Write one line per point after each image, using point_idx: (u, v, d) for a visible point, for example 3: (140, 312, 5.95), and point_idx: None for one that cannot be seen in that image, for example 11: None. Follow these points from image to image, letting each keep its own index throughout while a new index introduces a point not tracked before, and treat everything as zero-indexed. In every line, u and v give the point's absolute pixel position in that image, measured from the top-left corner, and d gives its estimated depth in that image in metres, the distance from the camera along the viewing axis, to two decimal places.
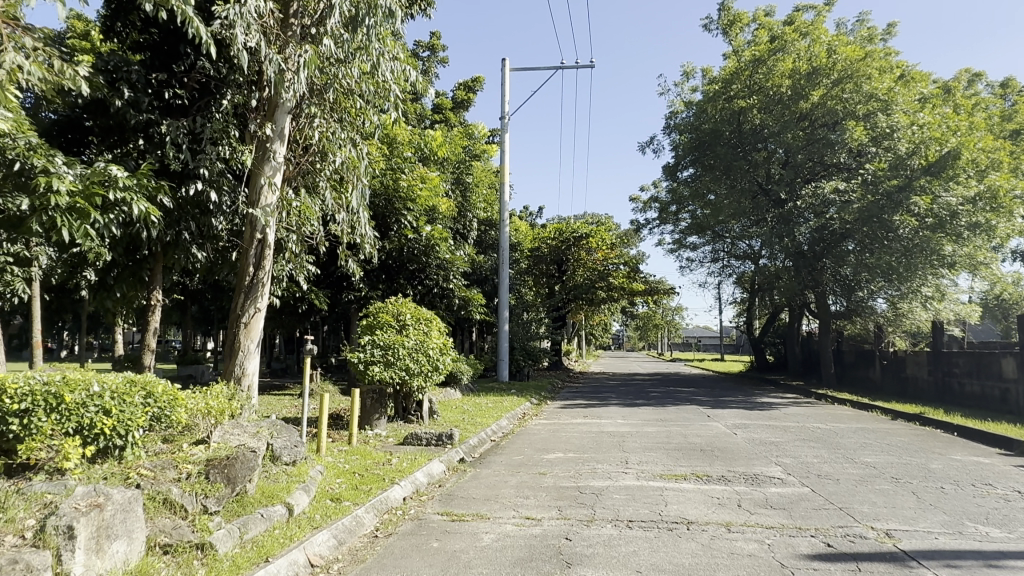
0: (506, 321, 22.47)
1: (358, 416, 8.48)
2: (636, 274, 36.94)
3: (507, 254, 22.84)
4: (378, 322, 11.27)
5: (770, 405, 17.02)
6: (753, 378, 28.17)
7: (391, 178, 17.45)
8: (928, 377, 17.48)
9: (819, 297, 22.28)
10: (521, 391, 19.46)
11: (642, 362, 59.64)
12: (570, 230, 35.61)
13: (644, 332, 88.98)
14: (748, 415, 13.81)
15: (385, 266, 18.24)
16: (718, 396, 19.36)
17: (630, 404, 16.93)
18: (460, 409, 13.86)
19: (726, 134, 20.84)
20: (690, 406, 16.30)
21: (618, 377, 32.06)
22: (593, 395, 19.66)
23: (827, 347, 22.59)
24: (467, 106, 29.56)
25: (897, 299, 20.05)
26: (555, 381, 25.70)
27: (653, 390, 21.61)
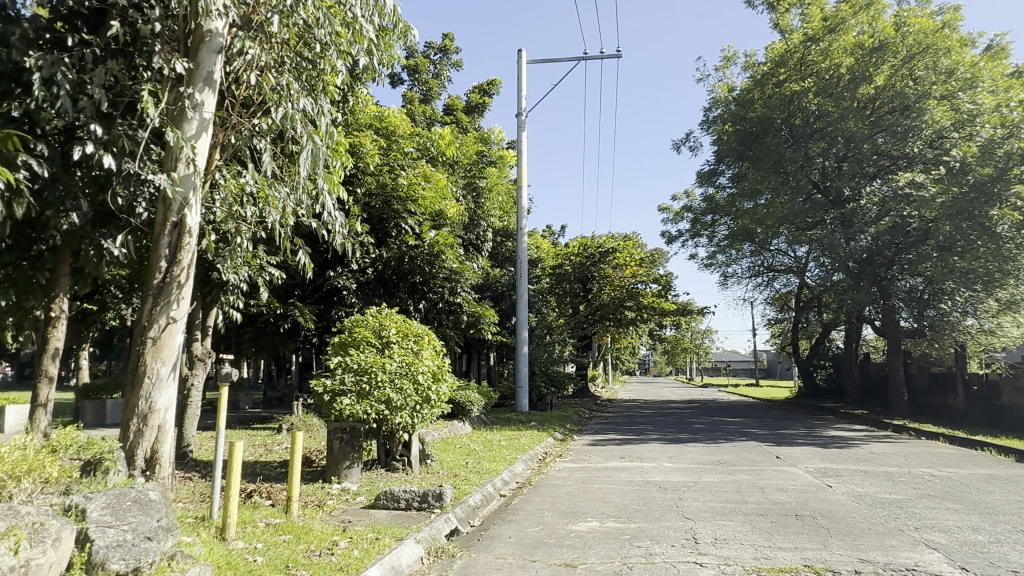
0: (525, 343, 19.80)
1: (300, 474, 5.80)
2: (667, 292, 34.13)
3: (525, 267, 20.21)
4: (354, 340, 8.67)
5: (845, 440, 14.05)
6: (805, 406, 25.05)
7: (389, 176, 15.09)
8: None
9: (887, 313, 19.28)
10: (541, 424, 16.62)
11: (672, 388, 56.37)
12: (595, 245, 32.98)
13: (672, 358, 85.56)
14: (827, 456, 10.95)
15: (383, 278, 15.64)
16: (775, 429, 16.45)
17: (673, 440, 14.08)
18: (465, 449, 11.14)
19: (778, 120, 18.04)
20: (748, 443, 13.38)
21: (651, 404, 29.10)
22: (626, 429, 16.86)
23: (899, 371, 19.44)
24: (482, 110, 27.28)
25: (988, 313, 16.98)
26: (583, 411, 22.86)
27: (696, 421, 18.71)
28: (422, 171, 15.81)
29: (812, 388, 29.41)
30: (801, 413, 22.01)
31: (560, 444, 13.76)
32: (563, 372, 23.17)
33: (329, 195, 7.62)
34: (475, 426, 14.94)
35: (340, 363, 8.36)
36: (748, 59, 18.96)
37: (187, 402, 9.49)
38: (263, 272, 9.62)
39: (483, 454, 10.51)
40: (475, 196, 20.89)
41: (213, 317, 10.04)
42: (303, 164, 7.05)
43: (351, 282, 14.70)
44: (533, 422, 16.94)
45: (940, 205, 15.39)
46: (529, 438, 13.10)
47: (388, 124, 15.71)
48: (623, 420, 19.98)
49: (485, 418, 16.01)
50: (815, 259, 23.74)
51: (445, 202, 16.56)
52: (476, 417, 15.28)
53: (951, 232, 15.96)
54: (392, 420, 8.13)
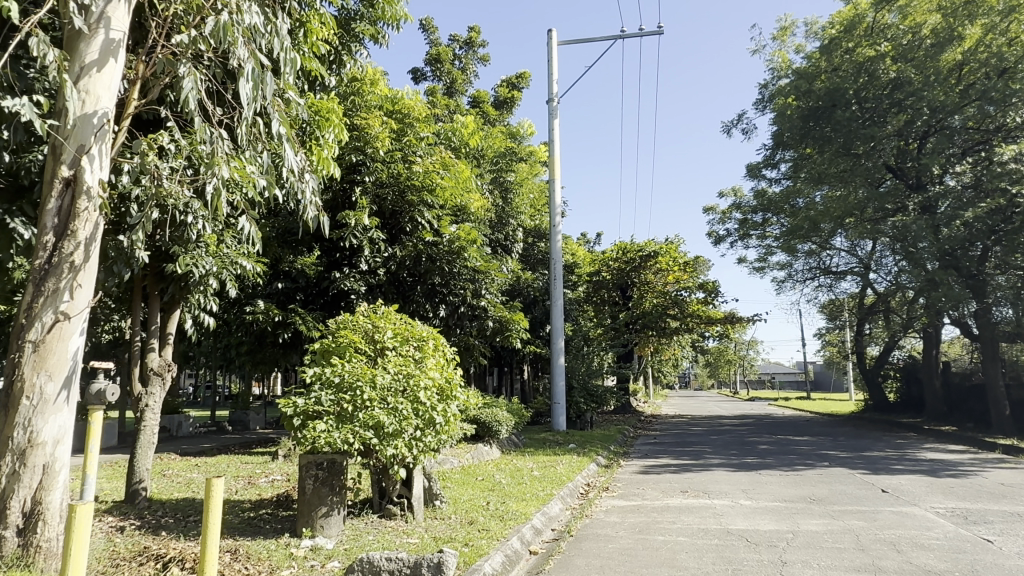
0: (561, 354, 17.74)
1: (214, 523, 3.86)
2: (714, 298, 31.65)
3: (560, 269, 18.13)
4: (338, 346, 6.69)
5: (954, 465, 11.57)
6: (877, 422, 22.32)
7: (403, 164, 13.30)
8: None
9: (981, 315, 16.64)
10: (581, 446, 14.47)
11: (718, 402, 53.29)
12: (636, 249, 30.71)
13: (714, 370, 82.18)
14: (951, 491, 8.56)
15: (397, 281, 13.70)
16: (858, 451, 14.00)
17: (741, 467, 11.78)
18: (490, 481, 9.03)
19: (851, 91, 15.67)
20: (836, 470, 11.01)
21: (701, 421, 26.61)
22: (680, 452, 14.56)
23: (998, 381, 16.73)
24: (511, 106, 25.43)
25: None
26: (628, 430, 20.58)
27: (759, 441, 16.31)
28: (439, 158, 13.95)
29: (882, 402, 26.56)
30: (876, 430, 19.37)
31: (603, 472, 11.59)
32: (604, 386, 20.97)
33: (288, 144, 5.64)
34: (505, 451, 12.85)
35: (317, 377, 6.38)
36: (810, 27, 16.71)
37: (140, 428, 7.61)
38: (233, 265, 7.75)
39: (509, 489, 8.40)
40: (501, 192, 18.97)
41: (177, 321, 8.20)
42: (243, 92, 4.82)
43: (361, 285, 12.89)
44: (572, 444, 14.75)
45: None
46: (564, 465, 10.97)
47: (402, 107, 13.92)
48: (674, 440, 17.68)
49: (517, 440, 13.91)
50: (888, 255, 21.12)
51: (467, 197, 14.65)
52: (505, 438, 13.19)
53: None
54: (382, 452, 6.06)
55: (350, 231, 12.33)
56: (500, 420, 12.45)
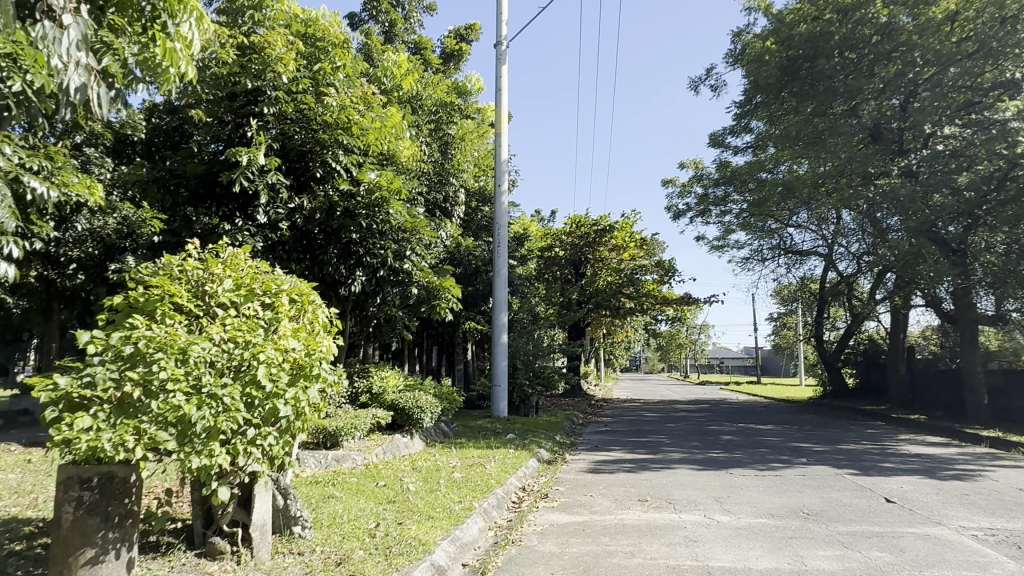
0: (503, 331, 15.76)
1: None
2: (670, 277, 30.11)
3: (506, 235, 16.09)
4: (147, 300, 4.41)
5: (949, 463, 10.03)
6: (840, 409, 21.09)
7: (313, 96, 11.01)
8: None
9: (962, 294, 15.29)
10: (520, 435, 12.50)
11: (668, 388, 52.32)
12: (590, 223, 28.81)
13: (665, 354, 81.87)
14: (969, 501, 6.94)
15: (305, 238, 11.36)
16: (832, 443, 12.45)
17: (705, 463, 10.00)
18: (392, 487, 6.95)
19: (838, 35, 13.91)
20: (819, 469, 9.31)
21: (654, 407, 24.99)
22: (633, 443, 12.75)
23: (978, 367, 15.48)
24: (459, 59, 23.03)
25: None
26: (577, 416, 18.78)
27: (721, 431, 14.66)
28: (359, 92, 11.64)
29: (841, 388, 25.49)
30: (842, 419, 18.04)
31: (544, 470, 9.64)
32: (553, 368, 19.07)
33: None
34: (430, 442, 10.80)
35: (100, 345, 4.06)
36: None
37: None
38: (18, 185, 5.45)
39: (415, 501, 6.33)
40: (440, 146, 16.74)
41: None
42: None
43: (257, 241, 10.53)
44: (511, 433, 12.77)
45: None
46: (498, 462, 8.96)
47: (315, 29, 11.74)
48: (627, 428, 15.92)
49: (446, 429, 11.90)
50: (858, 232, 19.77)
51: (395, 143, 12.37)
52: (430, 427, 11.14)
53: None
54: (187, 462, 3.82)
55: (241, 170, 9.96)
56: (423, 407, 10.39)
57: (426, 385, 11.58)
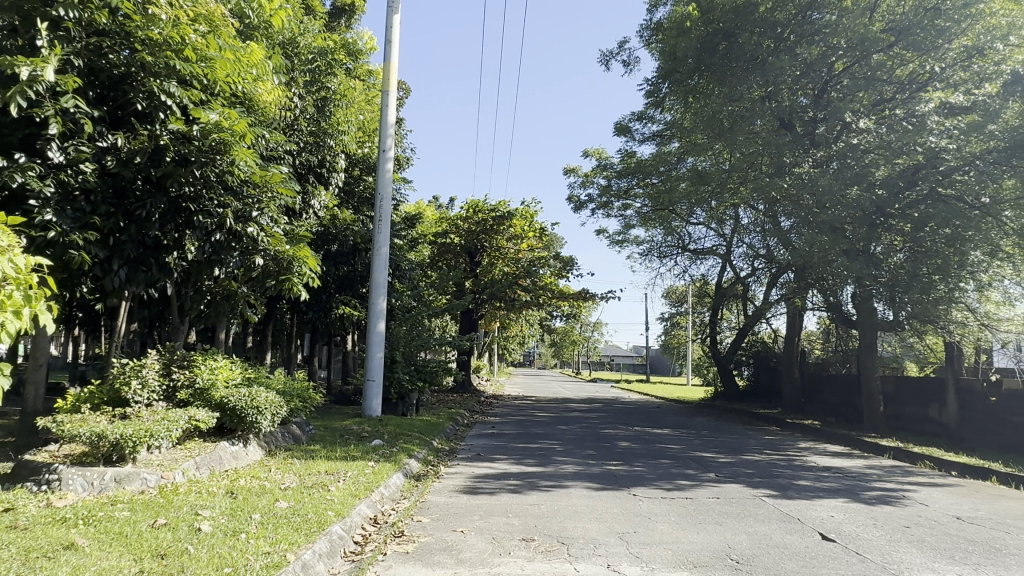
0: (381, 318, 13.75)
1: None
2: (568, 271, 28.95)
3: (388, 208, 14.07)
4: None
5: (865, 481, 9.09)
6: (733, 412, 20.59)
7: (137, 5, 8.63)
8: None
9: (863, 297, 14.87)
10: (389, 440, 10.53)
11: (559, 383, 51.76)
12: (488, 209, 27.07)
13: (559, 350, 81.89)
14: (916, 541, 5.79)
15: (121, 189, 8.74)
16: (737, 453, 11.35)
17: (602, 479, 8.51)
18: (178, 526, 4.89)
19: (759, 10, 13.00)
20: (731, 488, 8.03)
21: (546, 405, 23.65)
22: (522, 451, 11.11)
23: (874, 372, 15.33)
24: (350, 16, 20.64)
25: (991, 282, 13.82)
26: (463, 415, 17.02)
27: (617, 436, 13.33)
28: (198, 9, 9.31)
29: (732, 390, 25.31)
30: (737, 423, 17.37)
31: (410, 488, 7.76)
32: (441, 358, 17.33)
33: None
34: (270, 451, 8.66)
35: None
36: None
37: None
38: None
39: (198, 555, 4.28)
40: (314, 99, 14.30)
41: None
42: None
43: (47, 186, 7.75)
44: (379, 437, 10.79)
45: (995, 134, 11.41)
46: (348, 481, 6.96)
47: None
48: (516, 431, 14.31)
49: (298, 433, 9.78)
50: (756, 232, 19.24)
51: (248, 83, 10.12)
52: (273, 431, 9.01)
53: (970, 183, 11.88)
54: None
55: (19, 85, 7.30)
56: (260, 407, 8.26)
57: (268, 380, 9.37)
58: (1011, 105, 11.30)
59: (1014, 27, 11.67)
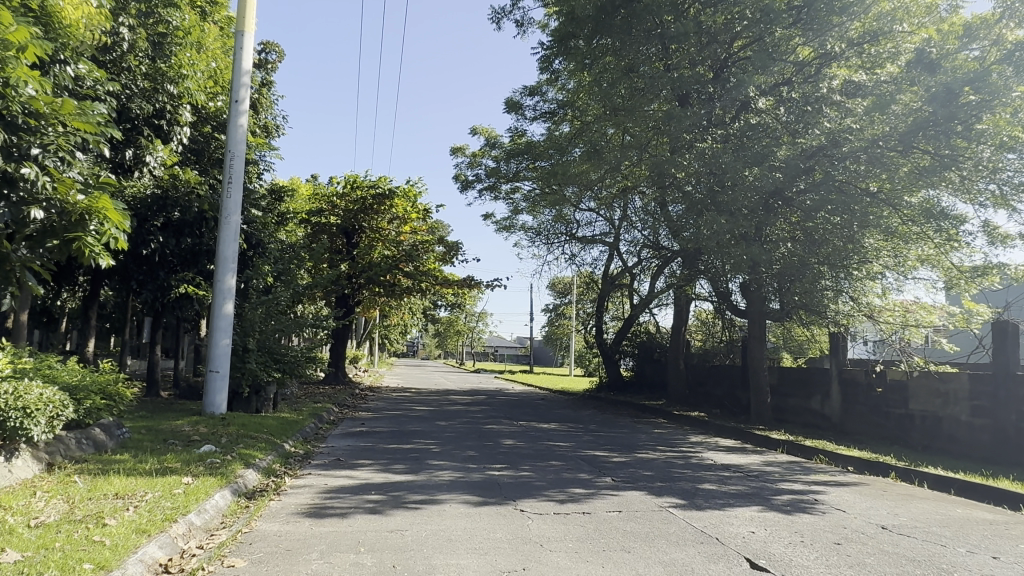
0: (229, 298, 11.65)
1: None
2: (452, 257, 27.45)
3: (240, 169, 11.90)
4: None
5: (768, 481, 8.28)
6: (619, 404, 19.96)
7: None
8: (974, 428, 10.76)
9: (754, 288, 14.52)
10: (224, 444, 8.57)
11: (442, 374, 50.27)
12: (367, 186, 24.99)
13: (443, 341, 80.33)
14: (856, 564, 4.80)
15: None
16: (630, 452, 10.32)
17: (483, 490, 7.09)
18: None
19: None
20: (633, 498, 6.87)
21: (426, 398, 22.07)
22: (391, 454, 9.51)
23: (762, 362, 15.03)
24: None
25: (874, 273, 13.80)
26: (329, 411, 15.11)
27: (501, 433, 12.00)
28: None
29: (617, 381, 24.87)
30: (624, 416, 16.63)
31: (236, 510, 5.98)
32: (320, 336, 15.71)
33: None
34: (52, 466, 6.60)
35: None
36: None
37: None
38: None
39: None
40: (149, 34, 11.95)
41: None
42: None
43: None
44: (215, 440, 8.80)
45: (895, 116, 11.28)
46: (139, 509, 5.15)
47: None
48: (389, 428, 12.67)
49: (101, 440, 7.67)
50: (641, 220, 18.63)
51: None
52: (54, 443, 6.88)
53: (857, 170, 11.77)
54: None
55: None
56: (30, 410, 6.05)
57: (54, 373, 7.21)
58: (906, 90, 11.31)
59: (907, 15, 11.55)
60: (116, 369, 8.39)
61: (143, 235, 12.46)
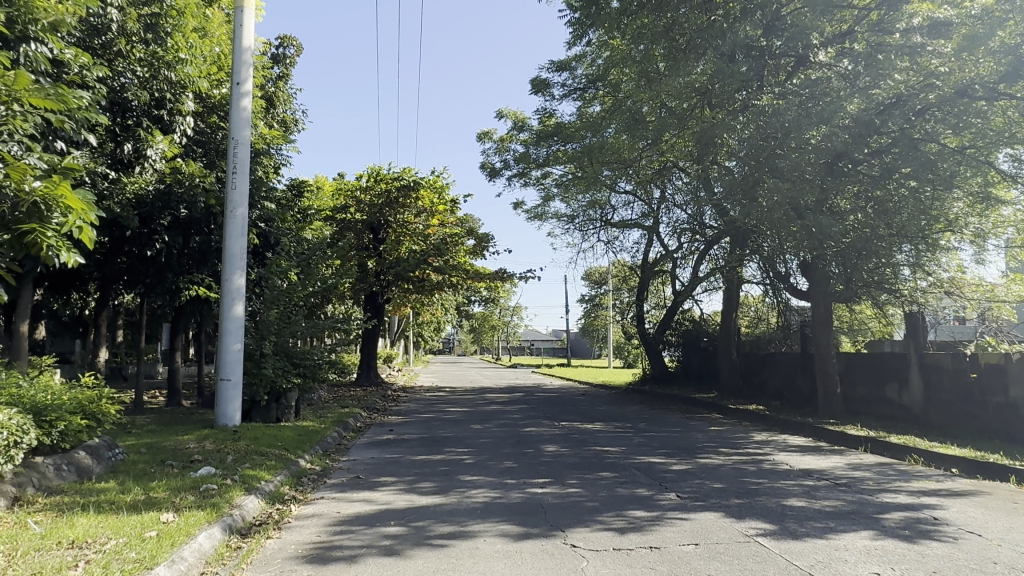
0: (239, 298, 10.68)
1: None
2: (482, 249, 26.28)
3: (245, 157, 10.87)
4: None
5: (864, 492, 6.91)
6: (667, 398, 18.58)
7: None
8: None
9: (817, 267, 13.05)
10: (228, 464, 7.52)
11: (478, 371, 49.30)
12: (391, 178, 23.95)
13: (477, 336, 79.48)
14: None
15: None
16: (692, 457, 9.00)
17: (525, 516, 5.87)
18: None
19: None
20: (708, 522, 5.59)
21: (461, 398, 20.98)
22: (419, 469, 8.35)
23: (829, 348, 13.57)
24: None
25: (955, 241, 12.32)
26: (355, 416, 14.07)
27: (541, 438, 10.77)
28: None
29: (662, 373, 23.46)
30: (675, 412, 15.27)
31: (223, 555, 4.87)
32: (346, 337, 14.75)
33: None
34: (17, 503, 5.60)
35: None
36: None
37: None
38: None
39: None
40: (140, 15, 11.01)
41: None
42: None
43: None
44: (218, 459, 7.77)
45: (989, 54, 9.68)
46: (90, 566, 4.07)
47: None
48: (418, 436, 11.54)
49: (86, 465, 6.70)
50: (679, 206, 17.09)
51: None
52: (19, 475, 5.88)
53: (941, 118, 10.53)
54: None
55: None
56: None
57: (21, 393, 6.23)
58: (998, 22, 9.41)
59: None
60: (101, 383, 7.40)
61: (147, 236, 11.54)
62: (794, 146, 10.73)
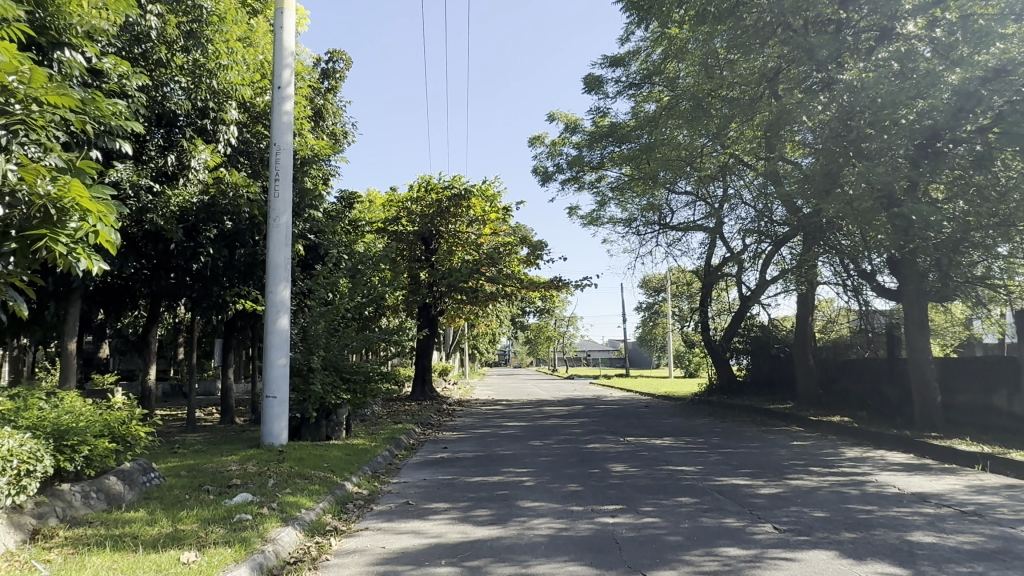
0: (283, 311, 10.19)
1: None
2: (536, 257, 25.52)
3: (287, 163, 10.41)
4: None
5: (1002, 522, 5.78)
6: (738, 409, 17.34)
7: None
8: None
9: (910, 263, 11.75)
10: (267, 489, 6.92)
11: (534, 383, 48.39)
12: (441, 188, 23.50)
13: (532, 347, 78.65)
14: None
15: None
16: (780, 478, 7.94)
17: (596, 554, 5.02)
18: None
19: None
20: (820, 563, 4.62)
21: (518, 411, 20.18)
22: (474, 493, 7.58)
23: (926, 353, 12.20)
24: None
25: None
26: (408, 433, 13.45)
27: (607, 456, 9.87)
28: None
29: (730, 383, 22.13)
30: (749, 425, 14.09)
31: None
32: (396, 349, 14.19)
33: None
34: (34, 536, 5.09)
35: None
36: None
37: None
38: None
39: None
40: (180, 22, 10.71)
41: None
42: None
43: None
44: (258, 484, 7.19)
45: None
46: None
47: None
48: (474, 454, 10.79)
49: (116, 493, 6.20)
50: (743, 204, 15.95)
51: None
52: (40, 505, 5.37)
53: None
54: None
55: None
56: None
57: (41, 416, 5.75)
58: None
59: None
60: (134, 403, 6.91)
61: (192, 249, 11.08)
62: (883, 127, 9.59)
